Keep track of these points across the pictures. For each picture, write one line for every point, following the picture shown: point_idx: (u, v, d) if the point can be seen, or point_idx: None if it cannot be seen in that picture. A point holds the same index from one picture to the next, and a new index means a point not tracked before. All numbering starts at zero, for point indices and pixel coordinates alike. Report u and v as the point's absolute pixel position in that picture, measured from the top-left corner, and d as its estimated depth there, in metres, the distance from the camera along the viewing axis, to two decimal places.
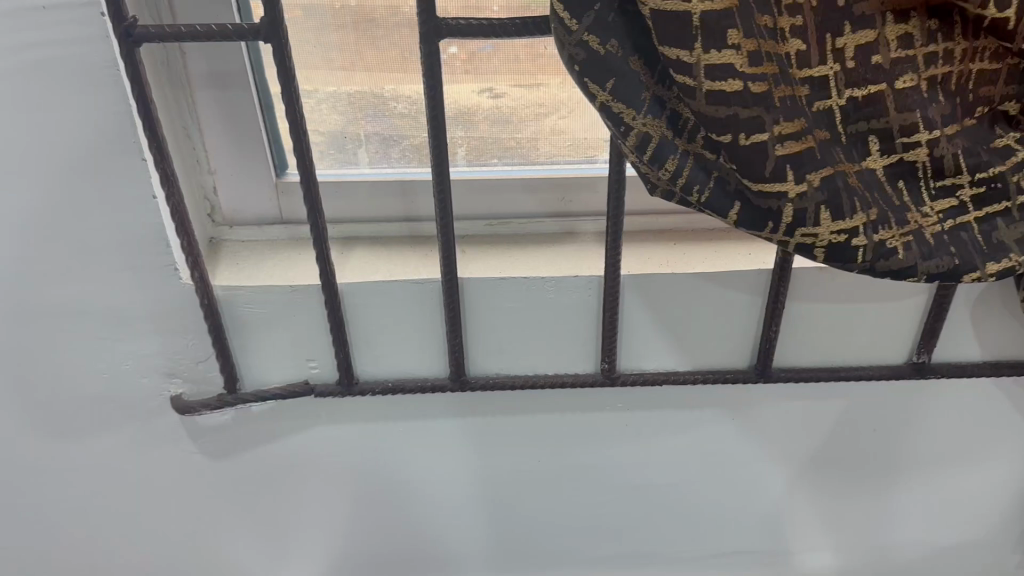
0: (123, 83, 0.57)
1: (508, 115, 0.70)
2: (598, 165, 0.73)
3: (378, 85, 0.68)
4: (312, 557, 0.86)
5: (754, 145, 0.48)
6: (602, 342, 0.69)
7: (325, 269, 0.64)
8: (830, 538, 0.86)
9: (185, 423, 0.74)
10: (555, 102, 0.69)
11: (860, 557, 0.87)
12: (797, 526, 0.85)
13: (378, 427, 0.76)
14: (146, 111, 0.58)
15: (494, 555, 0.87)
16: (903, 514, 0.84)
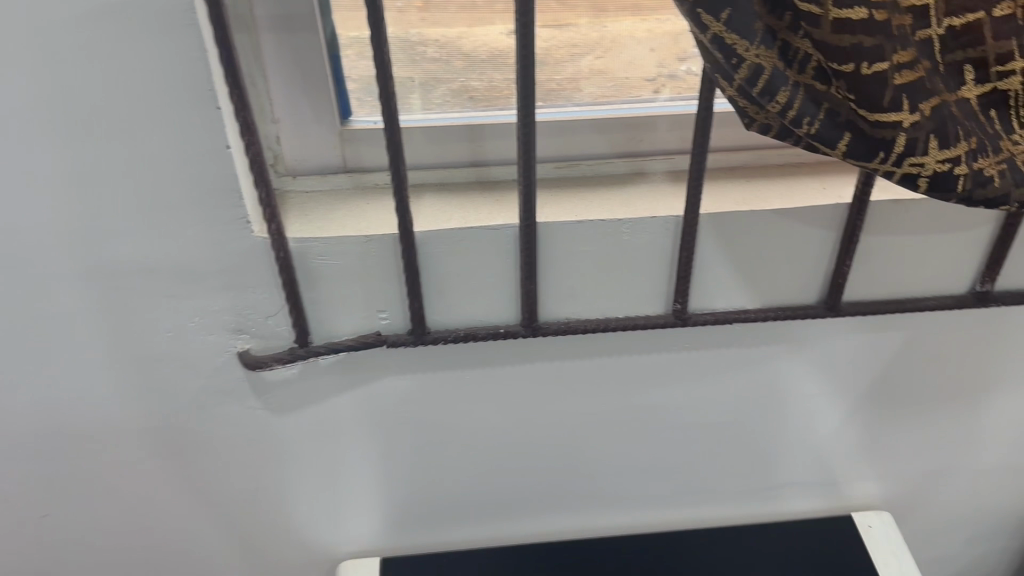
0: (201, 28, 0.55)
1: (544, 58, 0.70)
2: (657, 103, 0.72)
3: (404, 30, 0.67)
4: (374, 506, 0.87)
5: (873, 75, 0.49)
6: (675, 284, 0.69)
7: (404, 217, 0.62)
8: (877, 466, 0.89)
9: (252, 378, 0.73)
10: (588, 43, 0.70)
11: (902, 480, 0.91)
12: (846, 456, 0.87)
13: (444, 377, 0.76)
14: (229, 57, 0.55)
15: (553, 495, 0.89)
16: (949, 439, 0.87)
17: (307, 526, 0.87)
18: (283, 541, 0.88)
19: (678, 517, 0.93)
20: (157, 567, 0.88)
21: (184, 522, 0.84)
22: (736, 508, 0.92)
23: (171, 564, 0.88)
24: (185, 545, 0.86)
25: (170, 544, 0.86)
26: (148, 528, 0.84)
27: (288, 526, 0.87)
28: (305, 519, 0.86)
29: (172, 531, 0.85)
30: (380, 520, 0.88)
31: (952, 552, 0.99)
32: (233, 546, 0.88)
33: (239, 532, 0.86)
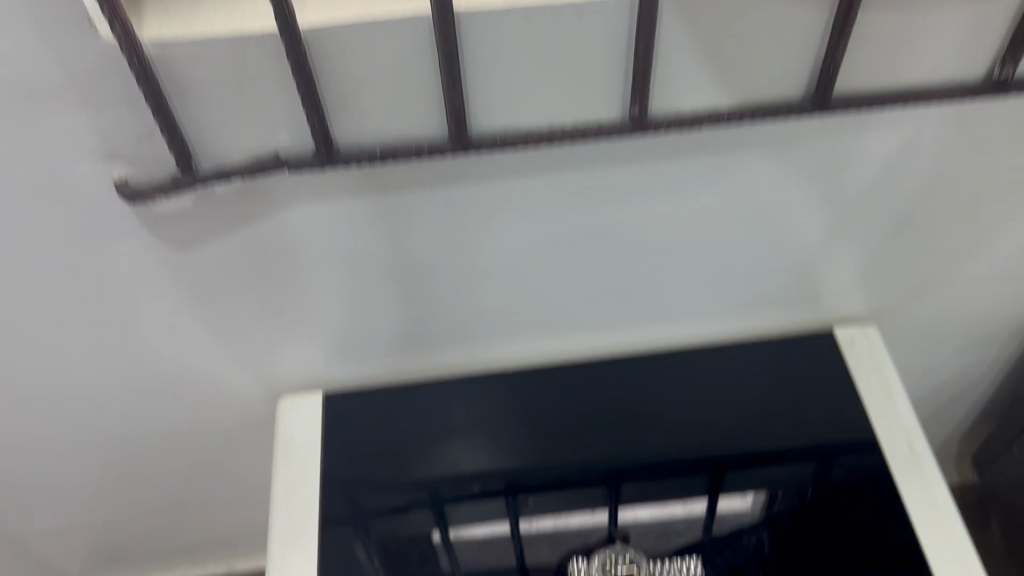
0: None
1: None
2: None
3: None
4: (312, 342, 0.80)
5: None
6: (633, 85, 0.57)
7: (283, 9, 0.49)
8: (864, 278, 0.81)
9: (138, 213, 0.63)
10: None
11: (890, 293, 0.83)
12: (830, 269, 0.79)
13: (367, 204, 0.66)
14: None
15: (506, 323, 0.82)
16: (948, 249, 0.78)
17: (241, 363, 0.81)
18: (213, 376, 0.82)
19: (642, 337, 0.86)
20: (80, 409, 0.81)
21: (97, 364, 0.77)
22: (704, 326, 0.85)
23: (94, 405, 0.81)
24: (109, 388, 0.80)
25: (86, 384, 0.79)
26: (65, 374, 0.77)
27: (221, 364, 0.80)
28: (240, 355, 0.80)
29: (91, 376, 0.78)
30: (321, 355, 0.82)
31: (931, 364, 0.94)
32: (157, 383, 0.81)
33: (161, 369, 0.79)
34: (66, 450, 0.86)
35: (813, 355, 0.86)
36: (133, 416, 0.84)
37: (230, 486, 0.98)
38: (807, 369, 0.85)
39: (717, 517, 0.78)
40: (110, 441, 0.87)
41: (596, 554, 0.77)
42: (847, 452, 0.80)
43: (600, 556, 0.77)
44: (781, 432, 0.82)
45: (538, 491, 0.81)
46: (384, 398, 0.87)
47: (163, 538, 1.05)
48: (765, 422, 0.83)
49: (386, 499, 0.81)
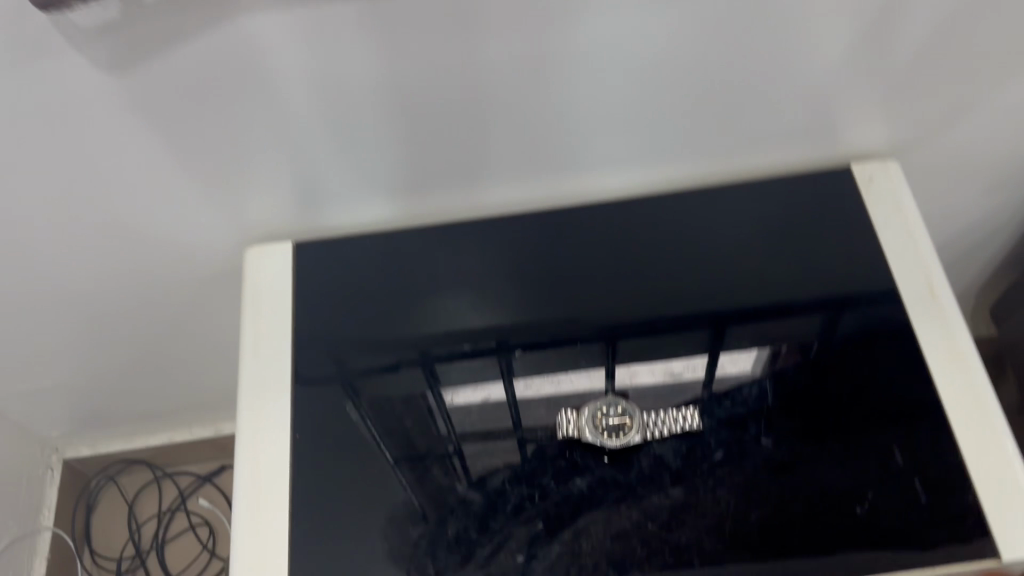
0: None
1: None
2: None
3: None
4: (272, 183, 0.74)
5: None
6: None
7: None
8: (885, 108, 0.73)
9: (62, 26, 0.55)
10: None
11: (912, 124, 0.75)
12: (848, 97, 0.71)
13: (312, 18, 0.58)
14: None
15: (478, 160, 0.75)
16: (982, 74, 0.70)
17: (205, 208, 0.75)
18: (171, 223, 0.76)
19: (634, 174, 0.80)
20: (34, 262, 0.76)
21: (44, 212, 0.70)
22: (702, 161, 0.78)
23: (42, 256, 0.75)
24: (63, 239, 0.74)
25: (30, 235, 0.73)
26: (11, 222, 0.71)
27: (183, 210, 0.75)
28: (202, 200, 0.74)
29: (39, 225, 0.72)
30: (290, 195, 0.76)
31: (954, 203, 0.87)
32: (109, 231, 0.75)
33: (112, 216, 0.73)
34: (28, 308, 0.81)
35: (817, 197, 0.79)
36: (95, 267, 0.78)
37: (206, 341, 0.94)
38: (816, 211, 0.78)
39: (718, 375, 0.73)
40: (74, 297, 0.82)
41: (585, 409, 0.72)
42: (853, 302, 0.74)
43: (590, 409, 0.72)
44: (784, 283, 0.76)
45: (529, 347, 0.77)
46: (361, 250, 0.82)
47: (142, 400, 1.02)
48: (770, 268, 0.77)
49: (373, 359, 0.77)
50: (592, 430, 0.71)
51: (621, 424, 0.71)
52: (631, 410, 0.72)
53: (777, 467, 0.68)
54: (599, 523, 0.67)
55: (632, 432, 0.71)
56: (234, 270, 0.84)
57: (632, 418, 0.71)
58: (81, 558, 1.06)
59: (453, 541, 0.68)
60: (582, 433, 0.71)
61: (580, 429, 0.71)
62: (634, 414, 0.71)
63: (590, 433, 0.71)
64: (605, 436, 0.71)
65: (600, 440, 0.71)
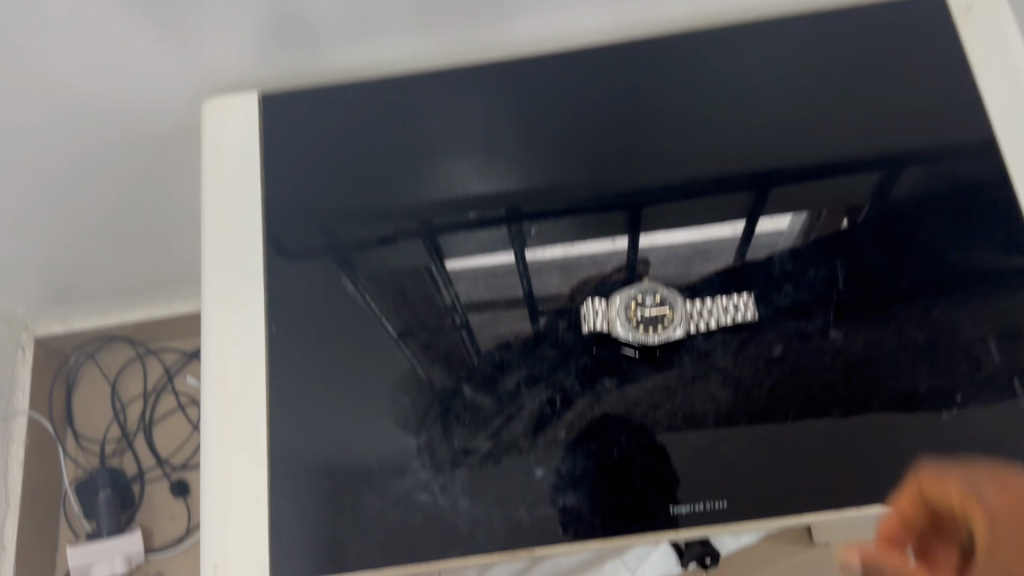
0: None
1: None
2: None
3: None
4: (233, 22, 0.60)
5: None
6: None
7: None
8: None
9: None
10: None
11: None
12: None
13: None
14: None
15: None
16: None
17: (156, 53, 0.62)
18: (113, 67, 0.62)
19: None
20: None
21: None
22: None
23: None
24: None
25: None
26: None
27: (129, 54, 0.62)
28: (150, 43, 0.61)
29: None
30: (260, 39, 0.63)
31: None
32: (35, 73, 0.61)
33: (37, 54, 0.59)
34: None
35: (889, 37, 0.66)
36: (33, 123, 0.66)
37: (172, 208, 0.82)
38: (883, 52, 0.66)
39: (756, 237, 0.63)
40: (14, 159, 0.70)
41: (616, 297, 0.62)
42: (919, 160, 0.63)
43: (622, 296, 0.62)
44: (846, 143, 0.64)
45: (543, 219, 0.66)
46: (340, 105, 0.69)
47: (112, 274, 0.91)
48: (825, 122, 0.65)
49: (366, 228, 0.66)
50: (625, 321, 0.60)
51: (659, 313, 0.61)
52: (671, 299, 0.61)
53: (847, 368, 0.58)
54: (634, 435, 0.58)
55: (674, 321, 0.60)
56: (197, 128, 0.71)
57: (671, 308, 0.61)
58: (64, 443, 0.99)
59: (460, 452, 0.59)
60: (613, 326, 0.61)
61: (611, 321, 0.61)
62: (674, 303, 0.61)
63: (622, 325, 0.60)
64: (640, 327, 0.60)
65: (634, 334, 0.60)
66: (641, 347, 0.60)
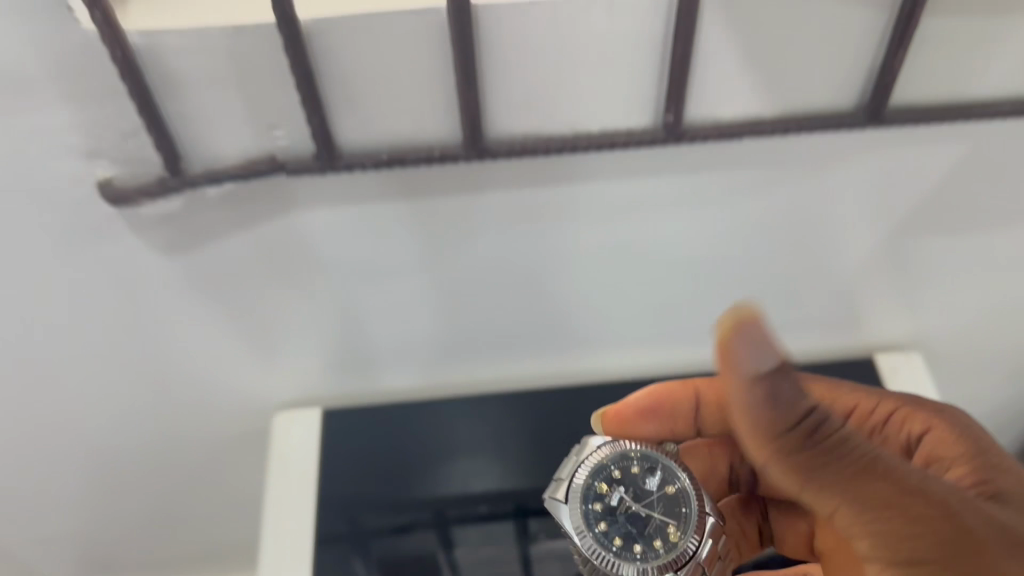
0: None
1: None
2: None
3: None
4: (300, 355, 0.74)
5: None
6: (668, 85, 0.52)
7: (281, 4, 0.45)
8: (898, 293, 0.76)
9: (125, 217, 0.57)
10: None
11: (923, 308, 0.79)
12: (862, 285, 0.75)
13: (408, 206, 0.61)
14: None
15: (523, 338, 0.77)
16: (986, 262, 0.73)
17: (230, 381, 0.75)
18: (211, 378, 0.74)
19: (671, 354, 0.81)
20: (58, 435, 0.75)
21: (80, 387, 0.71)
22: None
23: (68, 405, 0.72)
24: (92, 411, 0.74)
25: (67, 378, 0.70)
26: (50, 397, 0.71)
27: (211, 382, 0.75)
28: (228, 373, 0.74)
29: (71, 399, 0.72)
30: (316, 371, 0.77)
31: (961, 390, 0.88)
32: (155, 379, 0.72)
33: (154, 372, 0.72)
34: (40, 479, 0.80)
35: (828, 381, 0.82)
36: (117, 440, 0.77)
37: (206, 509, 0.91)
38: None
39: None
40: (91, 469, 0.80)
41: (580, 479, 0.48)
42: None
43: (614, 464, 0.49)
44: None
45: (544, 517, 0.76)
46: (382, 409, 0.80)
47: (148, 557, 0.99)
48: None
49: (387, 518, 0.75)
50: (583, 505, 0.47)
51: (653, 522, 0.47)
52: (684, 509, 0.47)
53: None
54: None
55: (677, 543, 0.46)
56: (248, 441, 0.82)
57: (676, 528, 0.47)
58: None
59: None
60: (560, 496, 0.48)
61: (568, 497, 0.48)
62: (682, 516, 0.47)
63: (571, 507, 0.47)
64: (602, 526, 0.47)
65: (583, 531, 0.47)
66: (578, 544, 0.47)
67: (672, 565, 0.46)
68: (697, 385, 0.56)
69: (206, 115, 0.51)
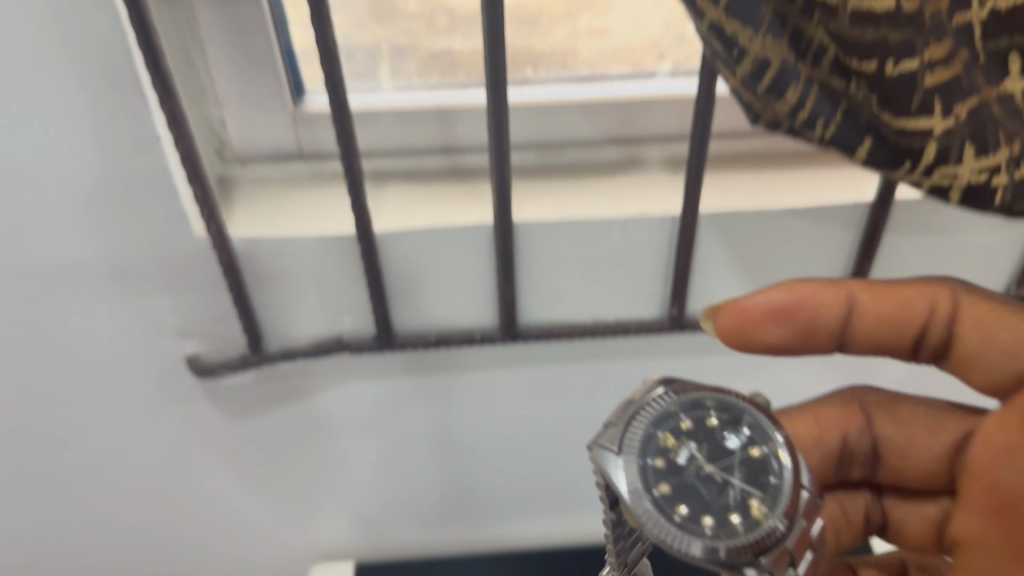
0: (128, 36, 0.48)
1: (535, 14, 0.60)
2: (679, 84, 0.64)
3: None
4: (334, 516, 0.80)
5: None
6: (672, 285, 0.62)
7: (362, 217, 0.56)
8: None
9: (204, 384, 0.66)
10: None
11: None
12: None
13: (446, 380, 0.69)
14: (156, 61, 0.49)
15: (541, 502, 0.83)
16: None
17: (266, 538, 0.81)
18: (251, 532, 0.80)
19: None
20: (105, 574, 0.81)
21: (135, 530, 0.77)
22: None
23: (120, 545, 0.79)
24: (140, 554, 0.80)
25: (126, 520, 0.76)
26: (107, 537, 0.78)
27: (250, 538, 0.80)
28: (266, 530, 0.80)
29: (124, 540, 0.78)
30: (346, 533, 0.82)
31: None
32: (202, 528, 0.79)
33: (202, 521, 0.78)
34: None
35: None
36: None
37: None
38: None
39: None
40: None
41: (644, 427, 0.40)
42: None
43: (689, 450, 0.41)
44: None
45: None
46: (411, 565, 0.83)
47: None
48: None
49: None
50: (644, 461, 0.39)
51: (731, 495, 0.40)
52: (774, 476, 0.40)
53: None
54: None
55: (761, 521, 0.39)
56: None
57: (758, 500, 0.39)
58: None
59: None
60: (614, 448, 0.40)
61: (625, 429, 0.40)
62: (764, 496, 0.40)
63: (630, 465, 0.39)
64: (665, 488, 0.39)
65: (641, 484, 0.39)
66: (631, 508, 0.39)
67: (752, 547, 0.38)
68: (847, 285, 0.43)
69: (287, 301, 0.62)
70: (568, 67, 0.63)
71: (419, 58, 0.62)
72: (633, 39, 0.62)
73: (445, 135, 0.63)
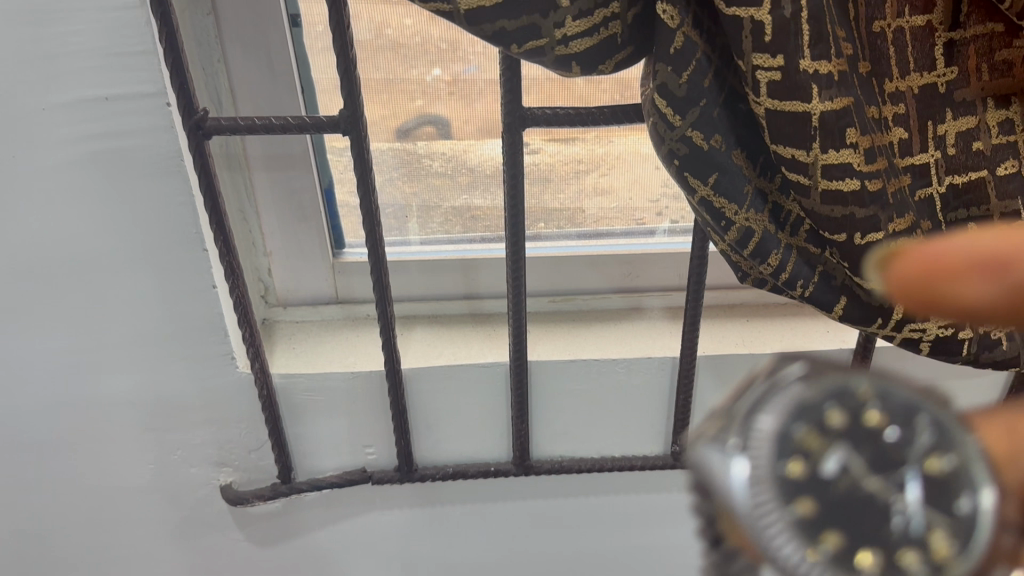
0: (196, 206, 0.55)
1: (546, 174, 0.66)
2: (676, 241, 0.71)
3: (412, 144, 0.64)
4: None
5: (923, 88, 0.42)
6: (674, 424, 0.67)
7: (391, 357, 0.61)
8: None
9: (234, 511, 0.70)
10: (597, 159, 0.66)
11: None
12: None
13: (462, 511, 0.73)
14: (220, 223, 0.55)
15: None
16: None
17: None
18: None
19: None
20: None
21: None
22: None
23: None
24: None
25: None
26: None
27: None
28: None
29: None
30: None
31: None
32: None
33: None
34: None
35: None
36: None
37: None
38: None
39: None
40: None
41: (773, 415, 0.22)
42: None
43: (851, 463, 0.22)
44: None
45: None
46: None
47: None
48: None
49: None
50: (764, 467, 0.21)
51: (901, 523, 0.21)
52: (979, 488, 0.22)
53: None
54: None
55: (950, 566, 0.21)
56: None
57: (943, 534, 0.21)
58: None
59: None
60: (725, 443, 0.22)
61: (740, 407, 0.23)
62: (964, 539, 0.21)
63: (742, 465, 0.21)
64: (801, 510, 0.21)
65: (759, 500, 0.21)
66: (735, 534, 0.21)
67: None
68: None
69: (317, 432, 0.67)
70: (576, 222, 0.69)
71: (442, 214, 0.68)
72: (637, 202, 0.69)
73: (466, 282, 0.70)
